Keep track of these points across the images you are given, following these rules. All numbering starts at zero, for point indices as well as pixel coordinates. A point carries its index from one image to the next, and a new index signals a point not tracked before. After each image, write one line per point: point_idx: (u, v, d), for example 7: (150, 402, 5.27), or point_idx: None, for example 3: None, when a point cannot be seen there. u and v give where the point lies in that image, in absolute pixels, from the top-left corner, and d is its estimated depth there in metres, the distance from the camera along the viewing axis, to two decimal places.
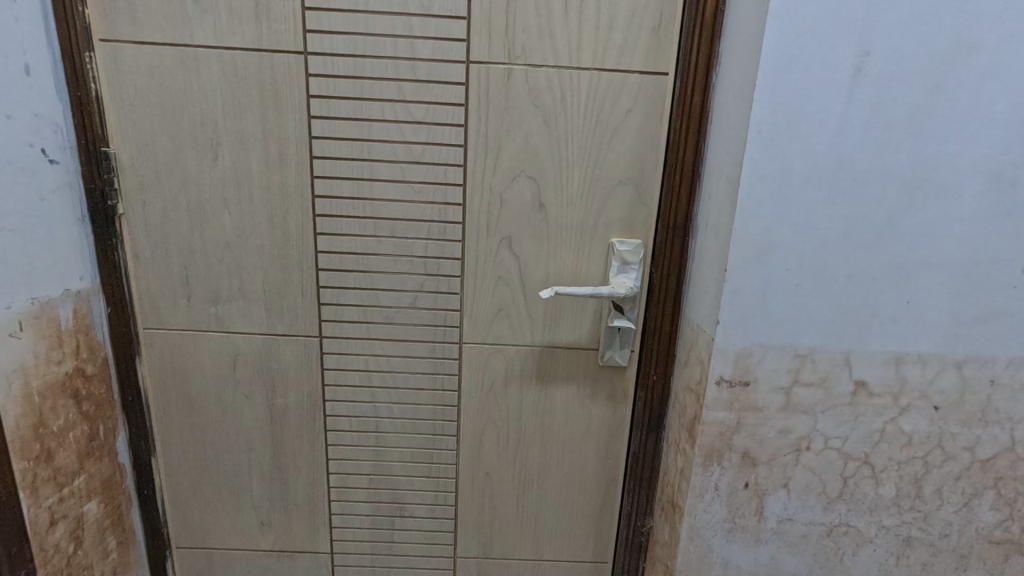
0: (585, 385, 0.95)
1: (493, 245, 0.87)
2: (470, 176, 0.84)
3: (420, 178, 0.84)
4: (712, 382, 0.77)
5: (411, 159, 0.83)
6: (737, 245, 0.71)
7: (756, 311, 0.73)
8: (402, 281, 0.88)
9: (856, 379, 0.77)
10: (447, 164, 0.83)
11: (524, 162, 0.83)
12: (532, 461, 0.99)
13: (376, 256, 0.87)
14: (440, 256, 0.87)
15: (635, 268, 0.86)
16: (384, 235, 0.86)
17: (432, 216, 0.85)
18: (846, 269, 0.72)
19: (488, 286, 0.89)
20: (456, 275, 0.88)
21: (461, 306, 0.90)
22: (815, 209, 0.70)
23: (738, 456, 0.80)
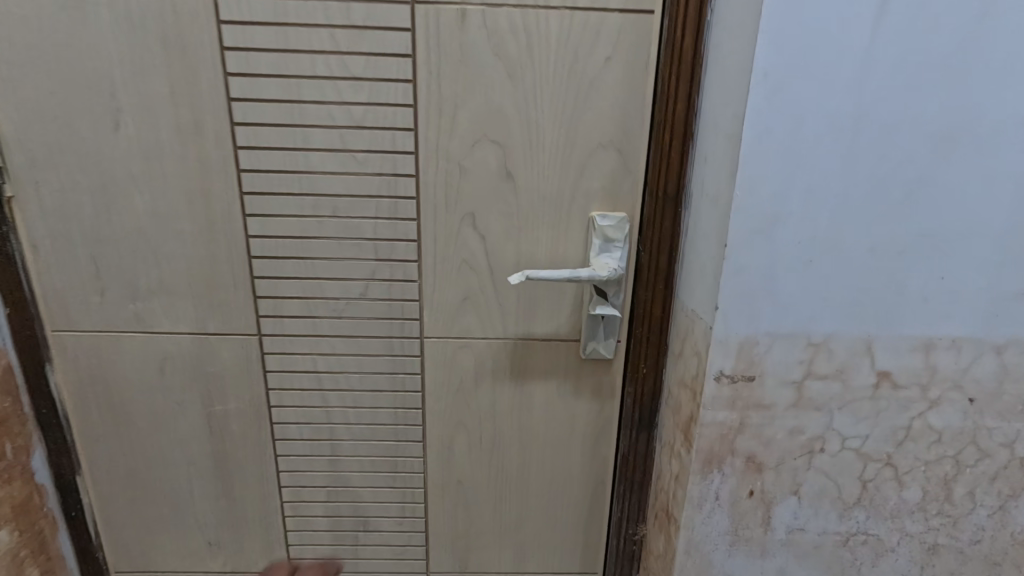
0: (566, 381, 0.83)
1: (454, 224, 0.75)
2: (423, 142, 0.71)
3: (363, 146, 0.71)
4: (711, 377, 0.65)
5: (351, 124, 0.70)
6: (739, 215, 0.59)
7: (761, 294, 0.62)
8: (351, 268, 0.76)
9: (879, 370, 0.65)
10: (394, 128, 0.70)
11: (486, 123, 0.70)
12: (510, 468, 0.88)
13: (318, 240, 0.75)
14: (392, 239, 0.75)
15: (619, 247, 0.74)
16: (326, 215, 0.73)
17: (380, 191, 0.73)
18: (869, 241, 0.61)
19: (451, 271, 0.77)
20: (412, 259, 0.76)
21: (420, 295, 0.78)
22: (833, 168, 0.58)
23: (741, 461, 0.69)
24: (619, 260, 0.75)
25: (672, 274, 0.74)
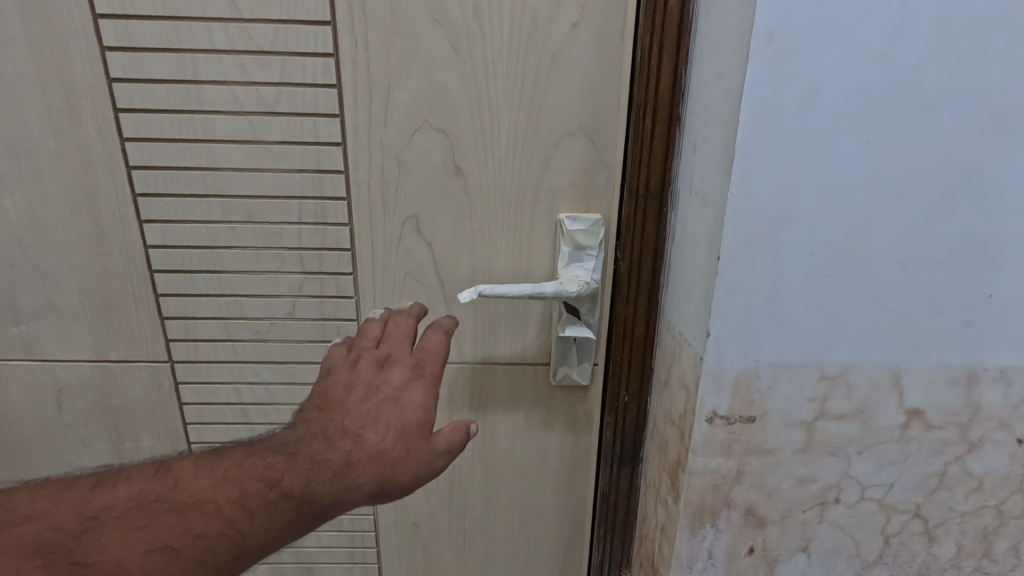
0: (535, 411, 0.71)
1: (394, 229, 0.62)
2: (351, 130, 0.58)
3: (277, 137, 0.58)
4: (702, 420, 0.53)
5: (261, 109, 0.57)
6: (735, 220, 0.47)
7: (764, 317, 0.49)
8: (273, 283, 0.64)
9: (908, 407, 0.53)
10: (313, 114, 0.58)
11: (428, 107, 0.58)
12: (472, 509, 0.76)
13: (233, 251, 0.62)
14: (321, 248, 0.63)
15: (593, 256, 0.62)
16: (240, 222, 0.61)
17: (303, 191, 0.60)
18: (900, 250, 0.48)
19: (394, 286, 0.65)
20: (347, 272, 0.64)
21: (358, 314, 0.66)
22: (854, 158, 0.46)
23: (738, 515, 0.57)
24: (593, 271, 0.62)
25: (656, 287, 0.63)
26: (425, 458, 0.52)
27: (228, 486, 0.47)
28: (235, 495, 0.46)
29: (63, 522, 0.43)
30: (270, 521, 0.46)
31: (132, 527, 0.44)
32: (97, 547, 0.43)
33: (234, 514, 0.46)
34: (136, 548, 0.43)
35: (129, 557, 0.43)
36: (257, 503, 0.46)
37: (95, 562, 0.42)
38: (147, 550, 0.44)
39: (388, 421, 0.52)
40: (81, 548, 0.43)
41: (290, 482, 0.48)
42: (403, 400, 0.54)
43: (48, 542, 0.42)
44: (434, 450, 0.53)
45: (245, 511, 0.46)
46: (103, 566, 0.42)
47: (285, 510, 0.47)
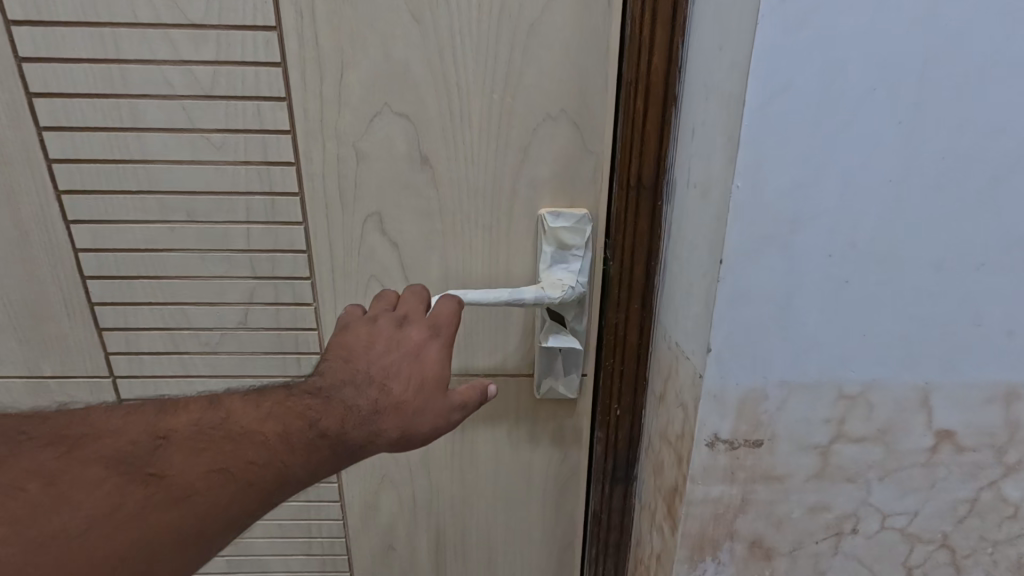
0: (518, 426, 0.65)
1: (354, 228, 0.55)
2: (300, 115, 0.51)
3: (216, 124, 0.51)
4: (701, 445, 0.47)
5: (196, 92, 0.50)
6: (740, 218, 0.40)
7: (774, 328, 0.43)
8: (222, 290, 0.57)
9: (938, 428, 0.47)
10: (256, 97, 0.50)
11: (388, 88, 0.51)
12: (453, 531, 0.70)
13: (174, 254, 0.56)
14: (273, 250, 0.56)
15: (578, 257, 0.55)
16: (179, 221, 0.54)
17: (249, 186, 0.53)
18: (934, 251, 0.41)
19: (357, 291, 0.58)
20: (303, 276, 0.57)
21: (318, 323, 0.59)
22: (883, 143, 0.38)
23: (742, 547, 0.51)
24: (579, 274, 0.55)
25: (650, 290, 0.56)
26: (443, 412, 0.48)
27: (275, 420, 0.41)
28: (280, 430, 0.40)
29: (132, 437, 0.37)
30: (309, 459, 0.41)
31: (194, 449, 0.38)
32: (167, 463, 0.37)
33: (282, 446, 0.40)
34: (205, 466, 0.38)
35: (197, 476, 0.37)
36: (302, 438, 0.41)
37: (167, 477, 0.36)
38: (211, 471, 0.38)
39: (413, 373, 0.47)
40: (154, 462, 0.37)
41: (327, 422, 0.42)
42: (423, 357, 0.48)
43: (119, 456, 0.36)
44: (451, 405, 0.48)
45: (288, 446, 0.40)
46: (175, 483, 0.36)
47: (322, 449, 0.42)
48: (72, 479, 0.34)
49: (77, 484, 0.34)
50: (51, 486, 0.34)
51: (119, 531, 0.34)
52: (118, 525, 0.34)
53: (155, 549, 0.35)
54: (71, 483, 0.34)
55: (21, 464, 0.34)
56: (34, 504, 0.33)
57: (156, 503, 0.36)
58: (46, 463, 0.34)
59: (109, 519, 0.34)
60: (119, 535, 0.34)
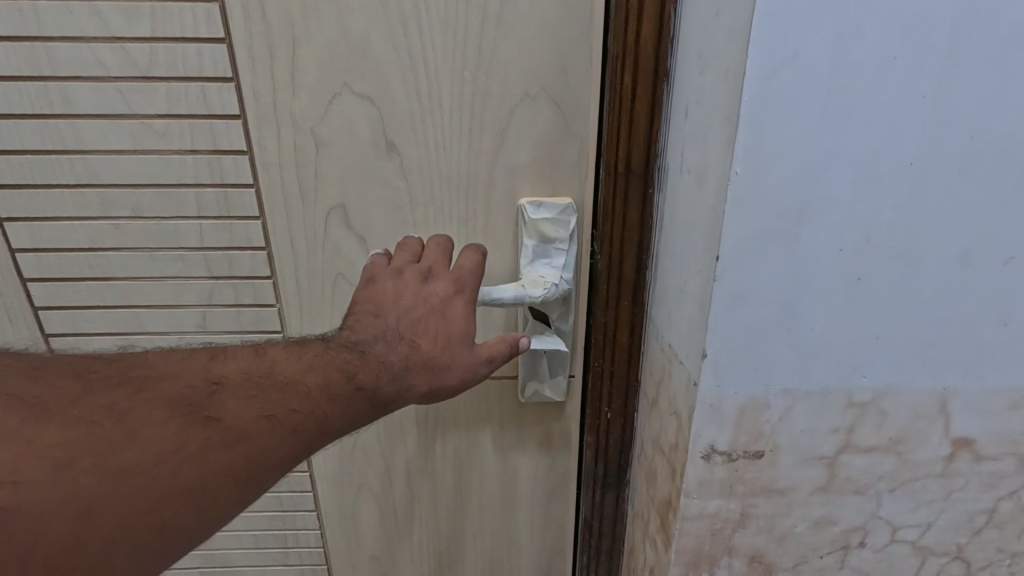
0: (503, 431, 0.61)
1: (317, 222, 0.50)
2: (250, 98, 0.46)
3: (158, 109, 0.46)
4: (696, 457, 0.43)
5: (133, 73, 0.45)
6: (740, 210, 0.35)
7: (778, 331, 0.38)
8: (176, 292, 0.53)
9: (956, 436, 0.42)
10: (199, 79, 0.45)
11: (347, 66, 0.45)
12: (437, 540, 0.66)
13: (122, 254, 0.51)
14: (229, 247, 0.51)
15: (563, 251, 0.50)
16: (124, 218, 0.50)
17: (199, 179, 0.48)
18: (958, 242, 0.36)
19: (324, 291, 0.53)
20: (264, 276, 0.52)
21: (283, 325, 0.55)
22: (903, 121, 0.34)
23: (742, 563, 0.47)
24: (563, 270, 0.51)
25: (641, 287, 0.51)
26: (470, 365, 0.45)
27: (316, 372, 0.39)
28: (321, 382, 0.39)
29: (189, 380, 0.36)
30: (348, 411, 0.40)
31: (245, 394, 0.36)
32: (222, 407, 0.35)
33: (322, 397, 0.38)
34: (255, 411, 0.36)
35: (248, 421, 0.35)
36: (341, 390, 0.39)
37: (221, 421, 0.35)
38: (261, 417, 0.36)
39: (439, 329, 0.45)
40: (212, 404, 0.35)
41: (363, 376, 0.41)
42: (449, 313, 0.45)
43: (176, 398, 0.35)
44: (478, 359, 0.46)
45: (328, 398, 0.39)
46: (230, 426, 0.35)
47: (359, 403, 0.40)
48: (139, 417, 0.33)
49: (144, 421, 0.33)
50: (121, 423, 0.32)
51: (183, 466, 0.33)
52: (183, 461, 0.33)
53: (215, 485, 0.34)
54: (138, 420, 0.33)
55: (93, 402, 0.32)
56: (108, 437, 0.31)
57: (214, 445, 0.34)
58: (111, 400, 0.33)
59: (174, 456, 0.33)
60: (183, 470, 0.33)
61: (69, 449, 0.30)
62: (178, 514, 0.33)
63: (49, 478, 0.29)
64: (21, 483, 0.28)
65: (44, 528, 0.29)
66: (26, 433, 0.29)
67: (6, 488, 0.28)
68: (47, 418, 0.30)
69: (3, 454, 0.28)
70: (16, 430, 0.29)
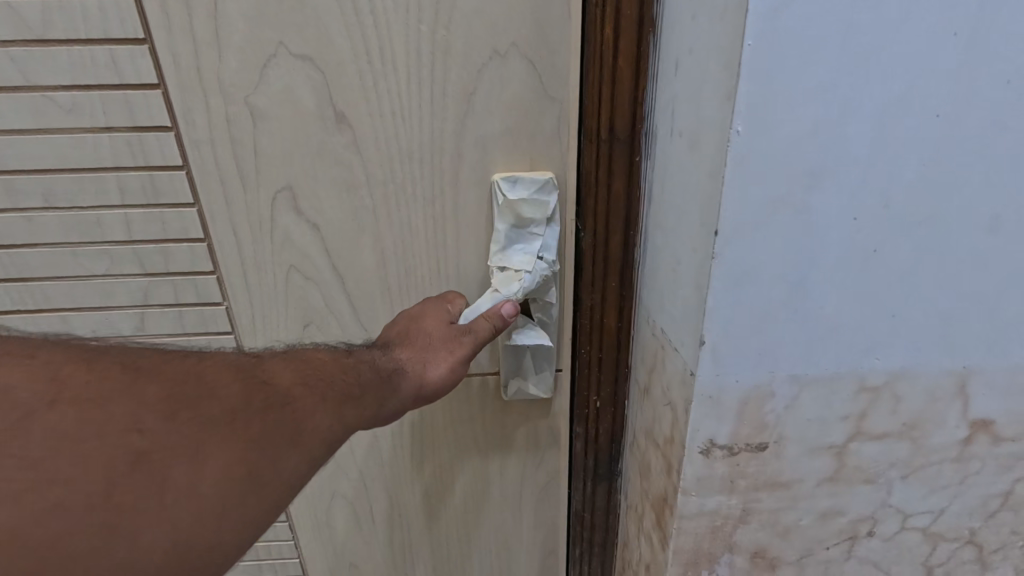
0: (487, 429, 0.57)
1: (262, 207, 0.45)
2: (170, 64, 0.40)
3: (60, 79, 0.40)
4: (694, 451, 0.39)
5: (25, 36, 0.39)
6: (744, 176, 0.30)
7: (787, 312, 0.34)
8: (107, 291, 0.47)
9: (975, 418, 0.39)
10: (106, 41, 0.39)
11: (279, 22, 0.39)
12: (422, 543, 0.62)
13: (42, 251, 0.45)
14: (162, 240, 0.46)
15: (538, 235, 0.46)
16: (39, 210, 0.44)
17: (119, 160, 0.43)
18: (989, 204, 0.32)
19: (277, 286, 0.48)
20: (206, 271, 0.47)
21: (236, 325, 0.50)
22: (930, 66, 0.29)
23: (744, 559, 0.44)
24: (541, 255, 0.46)
25: (629, 268, 0.47)
26: (454, 339, 0.45)
27: (325, 350, 0.41)
28: (331, 355, 0.41)
29: (235, 355, 0.36)
30: (358, 376, 0.40)
31: (286, 363, 0.37)
32: (277, 372, 0.36)
33: (335, 367, 0.40)
34: (295, 377, 0.37)
35: (293, 384, 0.36)
36: (347, 362, 0.41)
37: (273, 384, 0.35)
38: (299, 382, 0.36)
39: (419, 324, 0.46)
40: (264, 369, 0.36)
41: (359, 352, 0.43)
42: (420, 312, 0.47)
43: (237, 364, 0.35)
44: (460, 329, 0.45)
45: (342, 368, 0.40)
46: (281, 390, 0.35)
47: (363, 369, 0.41)
48: (214, 375, 0.33)
49: (218, 379, 0.33)
50: (202, 379, 0.32)
51: (256, 422, 0.32)
52: (253, 418, 0.32)
53: (283, 445, 0.33)
54: (215, 380, 0.33)
55: (174, 366, 0.32)
56: (196, 393, 0.31)
57: (275, 402, 0.34)
58: (191, 365, 0.33)
59: (248, 412, 0.32)
60: (255, 427, 0.32)
61: (169, 403, 0.30)
62: (263, 470, 0.32)
63: (162, 427, 0.29)
64: (143, 431, 0.28)
65: (164, 478, 0.28)
66: (130, 388, 0.29)
67: (132, 437, 0.28)
68: (144, 376, 0.30)
69: (119, 407, 0.28)
70: (126, 384, 0.29)
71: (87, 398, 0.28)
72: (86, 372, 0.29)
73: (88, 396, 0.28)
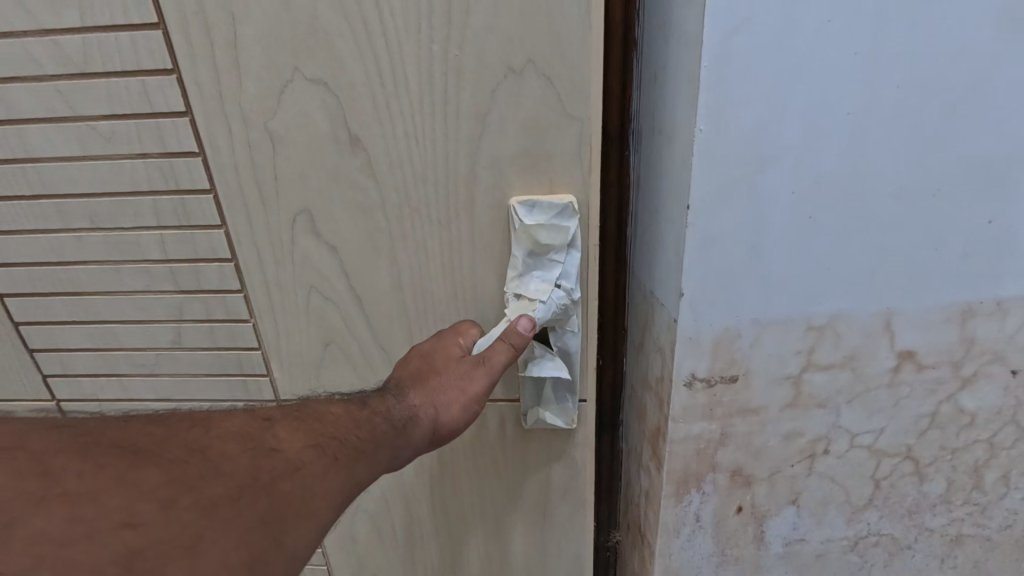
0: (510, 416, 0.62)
1: (284, 226, 0.55)
2: (195, 92, 0.50)
3: (102, 111, 0.52)
4: (680, 384, 0.48)
5: (70, 70, 0.51)
6: (708, 162, 0.40)
7: (746, 269, 0.44)
8: (146, 301, 0.61)
9: (900, 349, 0.49)
10: (139, 73, 0.50)
11: (307, 57, 0.48)
12: (453, 518, 0.68)
13: (94, 266, 0.60)
14: (194, 259, 0.58)
15: (557, 262, 0.53)
16: (88, 232, 0.58)
17: (153, 184, 0.55)
18: (895, 180, 0.42)
19: (298, 303, 0.59)
20: (233, 289, 0.60)
21: (261, 343, 0.62)
22: (843, 76, 0.39)
23: (725, 476, 0.54)
24: (559, 282, 0.53)
25: (625, 244, 0.57)
26: (462, 388, 0.51)
27: (338, 405, 0.46)
28: (343, 411, 0.45)
29: (242, 422, 0.39)
30: (372, 433, 0.45)
31: (293, 428, 0.41)
32: (281, 438, 0.39)
33: (349, 422, 0.44)
34: (306, 440, 0.40)
35: (301, 448, 0.39)
36: (361, 415, 0.46)
37: (281, 452, 0.38)
38: (309, 446, 0.40)
39: (430, 368, 0.52)
40: (269, 438, 0.39)
41: (374, 403, 0.48)
42: (433, 356, 0.52)
43: (243, 434, 0.38)
44: (465, 371, 0.51)
45: (355, 422, 0.45)
46: (288, 456, 0.38)
47: (380, 423, 0.46)
48: (218, 452, 0.36)
49: (222, 456, 0.35)
50: (205, 457, 0.35)
51: (259, 499, 0.34)
52: (258, 491, 0.35)
53: (286, 517, 0.35)
54: (219, 455, 0.36)
55: (174, 449, 0.34)
56: (198, 472, 0.33)
57: (279, 472, 0.36)
58: (192, 441, 0.36)
59: (253, 487, 0.35)
60: (259, 502, 0.34)
61: (167, 487, 0.32)
62: (265, 548, 0.33)
63: (157, 516, 0.30)
64: (136, 525, 0.29)
65: (162, 568, 0.29)
66: (126, 476, 0.31)
67: (124, 531, 0.29)
68: (142, 462, 0.32)
69: (115, 498, 0.30)
70: (122, 472, 0.31)
71: (81, 493, 0.29)
72: (78, 465, 0.30)
73: (81, 490, 0.29)
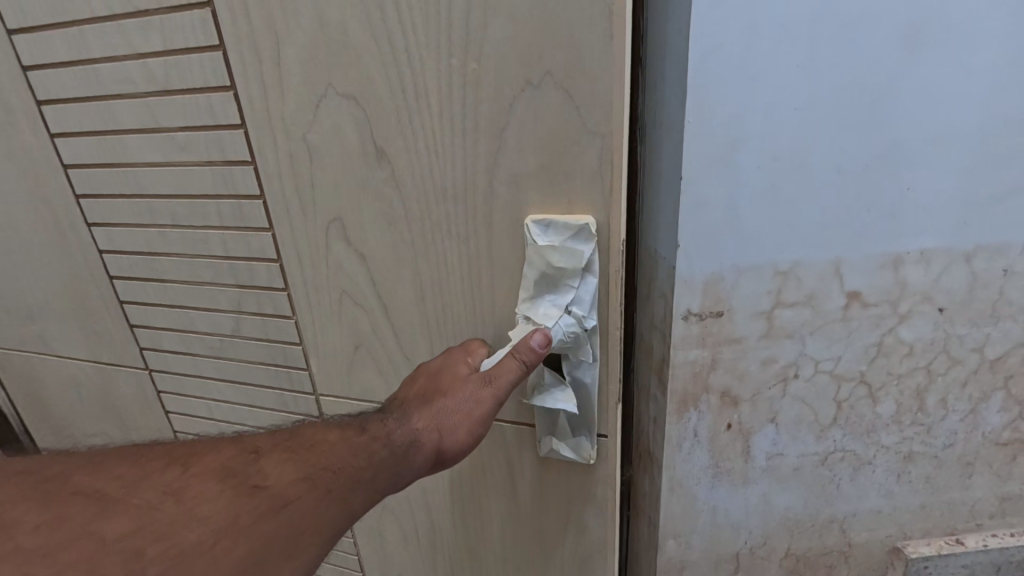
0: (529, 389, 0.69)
1: (321, 223, 0.68)
2: (248, 107, 0.64)
3: (181, 125, 0.68)
4: (679, 318, 0.63)
5: (157, 89, 0.67)
6: (697, 143, 0.56)
7: (725, 225, 0.59)
8: (213, 289, 0.78)
9: (849, 290, 0.64)
10: (206, 90, 0.65)
11: (347, 80, 0.60)
12: (484, 480, 0.77)
13: (176, 258, 0.78)
14: (248, 257, 0.74)
15: (572, 287, 0.61)
16: (169, 226, 0.76)
17: (218, 191, 0.71)
18: (834, 159, 0.57)
19: (331, 301, 0.73)
20: (279, 288, 0.75)
21: (301, 339, 0.77)
22: (790, 82, 0.54)
23: (716, 397, 0.68)
24: (569, 308, 0.62)
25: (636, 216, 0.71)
26: (461, 409, 0.61)
27: (336, 433, 0.55)
28: (341, 438, 0.54)
29: (229, 455, 0.46)
30: (370, 458, 0.53)
31: (281, 461, 0.48)
32: (265, 473, 0.46)
33: (347, 451, 0.52)
34: (294, 475, 0.47)
35: (287, 483, 0.46)
36: (359, 441, 0.54)
37: (266, 488, 0.45)
38: (299, 479, 0.47)
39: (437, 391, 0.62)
40: (252, 475, 0.45)
41: (376, 429, 0.57)
42: (442, 379, 0.64)
43: (227, 470, 0.45)
44: (468, 395, 0.61)
45: (352, 451, 0.53)
46: (274, 492, 0.45)
47: (381, 449, 0.55)
48: (197, 493, 0.42)
49: (201, 497, 0.42)
50: (181, 501, 0.41)
51: (237, 544, 0.41)
52: (236, 534, 0.41)
53: (264, 558, 0.42)
54: (196, 498, 0.42)
55: (152, 493, 0.41)
56: (173, 518, 0.40)
57: (258, 512, 0.43)
58: (171, 482, 0.42)
59: (230, 531, 0.41)
60: (235, 548, 0.41)
61: (135, 538, 0.38)
62: None
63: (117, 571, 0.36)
64: None
65: None
66: (94, 529, 0.37)
67: None
68: (110, 511, 0.38)
69: (77, 551, 0.36)
70: (86, 524, 0.37)
71: (35, 550, 0.35)
72: (37, 520, 0.36)
73: (33, 547, 0.35)
